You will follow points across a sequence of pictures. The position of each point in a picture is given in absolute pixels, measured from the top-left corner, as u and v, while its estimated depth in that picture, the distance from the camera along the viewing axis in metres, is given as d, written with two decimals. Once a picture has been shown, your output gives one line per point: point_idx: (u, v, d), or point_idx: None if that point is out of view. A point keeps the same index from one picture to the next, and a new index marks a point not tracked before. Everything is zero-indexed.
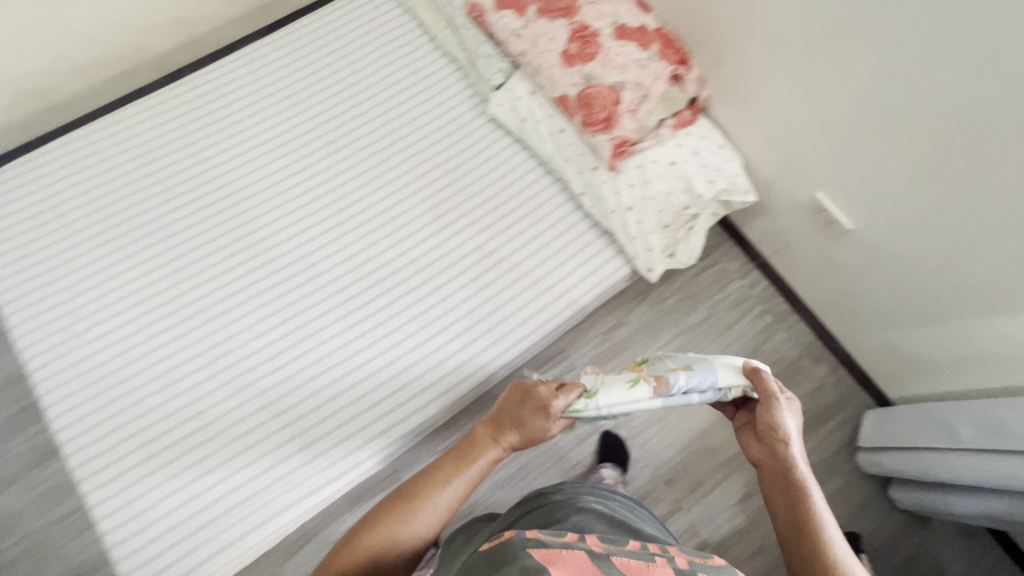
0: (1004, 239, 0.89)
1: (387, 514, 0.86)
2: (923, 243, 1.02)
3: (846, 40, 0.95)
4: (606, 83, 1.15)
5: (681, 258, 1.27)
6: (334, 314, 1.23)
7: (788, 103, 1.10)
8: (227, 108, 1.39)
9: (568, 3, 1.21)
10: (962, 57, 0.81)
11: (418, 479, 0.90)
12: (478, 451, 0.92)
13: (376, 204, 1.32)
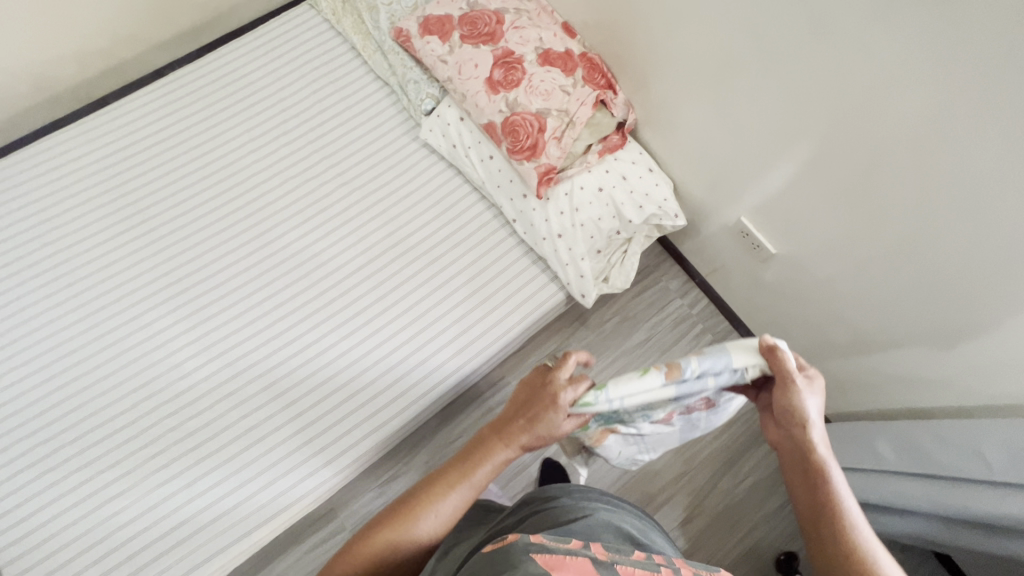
0: (918, 255, 0.90)
1: (387, 520, 0.83)
2: (895, 257, 0.94)
3: (821, 35, 0.82)
4: (531, 111, 1.14)
5: (615, 282, 1.27)
6: (263, 351, 1.20)
7: (739, 114, 1.03)
8: (154, 142, 1.37)
9: (492, 29, 1.20)
10: (865, 83, 0.81)
11: (420, 486, 0.86)
12: (480, 455, 0.86)
13: (308, 235, 1.30)
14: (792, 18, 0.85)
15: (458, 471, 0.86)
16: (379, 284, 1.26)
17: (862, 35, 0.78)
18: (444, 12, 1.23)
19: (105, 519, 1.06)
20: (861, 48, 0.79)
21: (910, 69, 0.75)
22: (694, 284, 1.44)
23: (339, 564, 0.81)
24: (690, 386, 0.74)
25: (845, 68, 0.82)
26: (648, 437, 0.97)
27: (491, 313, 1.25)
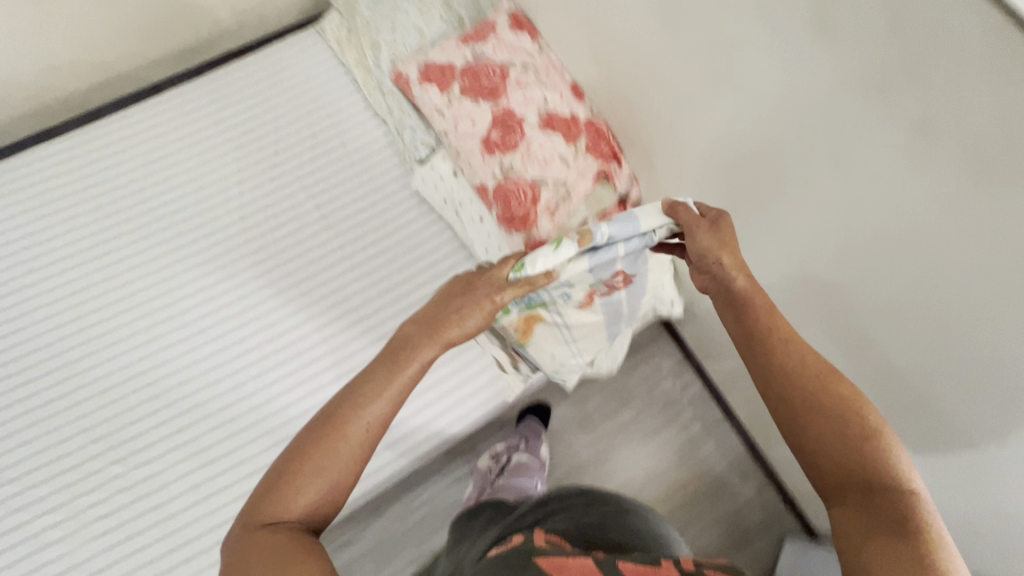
0: (921, 387, 0.76)
1: (308, 456, 0.65)
2: (871, 334, 0.79)
3: (794, 71, 0.68)
4: (525, 179, 1.06)
5: (601, 364, 1.20)
6: (222, 400, 1.14)
7: (712, 162, 0.91)
8: (140, 160, 1.31)
9: (494, 84, 1.11)
10: (877, 215, 0.68)
11: (342, 410, 0.69)
12: (416, 350, 0.74)
13: (284, 278, 1.23)
14: (794, 127, 0.72)
15: (392, 382, 0.71)
16: (351, 340, 1.19)
17: (873, 164, 0.65)
18: (446, 59, 1.15)
19: (33, 570, 1.00)
20: (874, 177, 0.66)
21: (929, 213, 0.61)
22: (687, 365, 1.35)
23: (260, 518, 0.62)
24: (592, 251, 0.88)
25: (853, 192, 0.69)
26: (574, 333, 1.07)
27: (464, 382, 1.15)
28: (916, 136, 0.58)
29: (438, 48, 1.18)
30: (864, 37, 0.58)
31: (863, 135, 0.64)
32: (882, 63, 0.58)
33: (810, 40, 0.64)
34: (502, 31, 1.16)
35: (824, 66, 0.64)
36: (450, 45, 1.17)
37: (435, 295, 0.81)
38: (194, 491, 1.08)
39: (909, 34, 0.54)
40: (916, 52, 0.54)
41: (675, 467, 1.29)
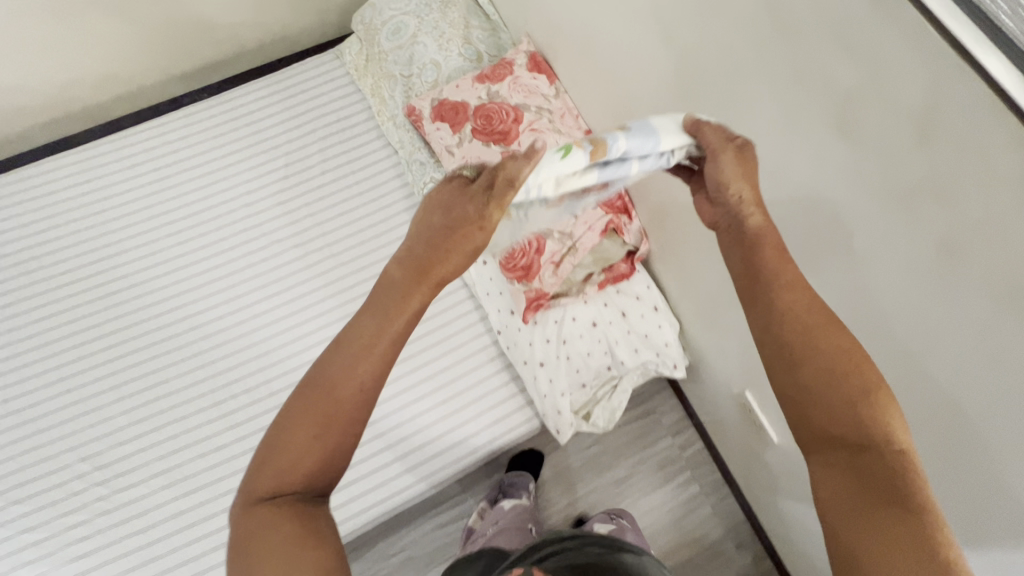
0: None
1: (298, 429, 0.59)
2: None
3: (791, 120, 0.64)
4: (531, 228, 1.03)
5: (597, 420, 1.14)
6: (210, 427, 1.13)
7: None
8: (152, 176, 1.31)
9: (507, 127, 1.08)
10: (887, 316, 0.64)
11: (328, 377, 0.61)
12: (407, 298, 0.63)
13: (283, 306, 1.22)
14: (804, 211, 0.68)
15: (377, 338, 0.62)
16: None
17: (888, 262, 0.60)
18: (461, 98, 1.13)
19: None
20: (885, 278, 0.61)
21: (944, 325, 0.57)
22: (689, 424, 1.30)
23: (260, 489, 0.59)
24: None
25: (859, 285, 0.65)
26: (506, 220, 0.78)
27: (454, 429, 1.11)
28: (937, 247, 0.54)
29: (454, 85, 1.16)
30: (886, 135, 0.54)
31: (878, 232, 0.60)
32: (903, 167, 0.54)
33: (831, 128, 0.60)
34: (519, 72, 1.14)
35: (841, 158, 0.60)
36: (466, 83, 1.15)
37: (421, 213, 0.65)
38: (173, 521, 1.06)
39: (937, 144, 0.49)
40: (942, 162, 0.50)
41: (668, 530, 1.24)
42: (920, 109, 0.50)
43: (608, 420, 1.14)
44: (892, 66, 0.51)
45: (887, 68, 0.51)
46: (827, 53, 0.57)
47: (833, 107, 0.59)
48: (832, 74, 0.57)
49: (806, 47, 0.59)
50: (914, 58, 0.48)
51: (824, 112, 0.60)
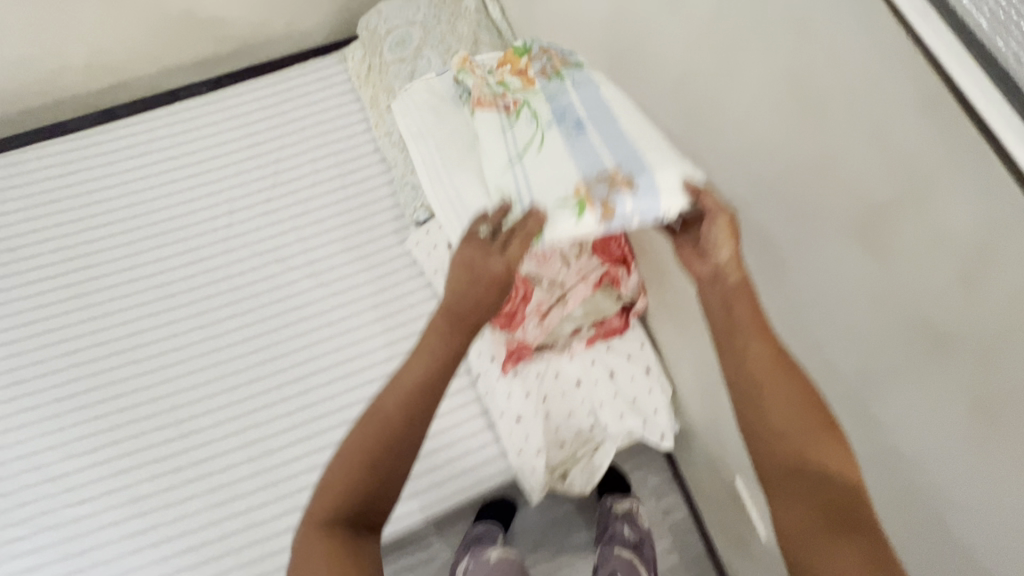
0: None
1: (364, 459, 0.58)
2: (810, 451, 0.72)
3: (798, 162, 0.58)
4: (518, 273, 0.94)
5: (574, 481, 1.04)
6: (156, 450, 1.02)
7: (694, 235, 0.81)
8: (136, 173, 1.26)
9: None
10: (856, 415, 0.62)
11: (387, 409, 0.59)
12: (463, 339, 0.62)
13: (253, 321, 1.13)
14: (792, 292, 0.65)
15: (434, 375, 0.61)
16: (309, 404, 1.07)
17: (871, 365, 0.58)
18: None
19: None
20: (866, 380, 0.59)
21: (918, 440, 0.55)
22: (674, 486, 1.21)
23: (317, 514, 0.57)
24: (575, 141, 0.68)
25: (834, 377, 0.63)
26: (465, 196, 0.74)
27: (421, 477, 1.02)
28: (930, 367, 0.51)
29: None
30: (903, 244, 0.50)
31: (871, 335, 0.57)
32: (913, 280, 0.50)
33: (840, 220, 0.56)
34: None
35: (846, 252, 0.56)
36: None
37: (461, 250, 0.62)
38: (103, 551, 0.95)
39: (959, 270, 0.46)
40: (961, 290, 0.46)
41: None
42: (954, 232, 0.46)
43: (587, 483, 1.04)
44: (927, 178, 0.46)
45: (923, 180, 0.47)
46: (853, 146, 0.52)
47: (847, 201, 0.54)
48: (853, 168, 0.53)
49: (830, 133, 0.54)
50: (961, 178, 0.44)
51: (835, 203, 0.56)
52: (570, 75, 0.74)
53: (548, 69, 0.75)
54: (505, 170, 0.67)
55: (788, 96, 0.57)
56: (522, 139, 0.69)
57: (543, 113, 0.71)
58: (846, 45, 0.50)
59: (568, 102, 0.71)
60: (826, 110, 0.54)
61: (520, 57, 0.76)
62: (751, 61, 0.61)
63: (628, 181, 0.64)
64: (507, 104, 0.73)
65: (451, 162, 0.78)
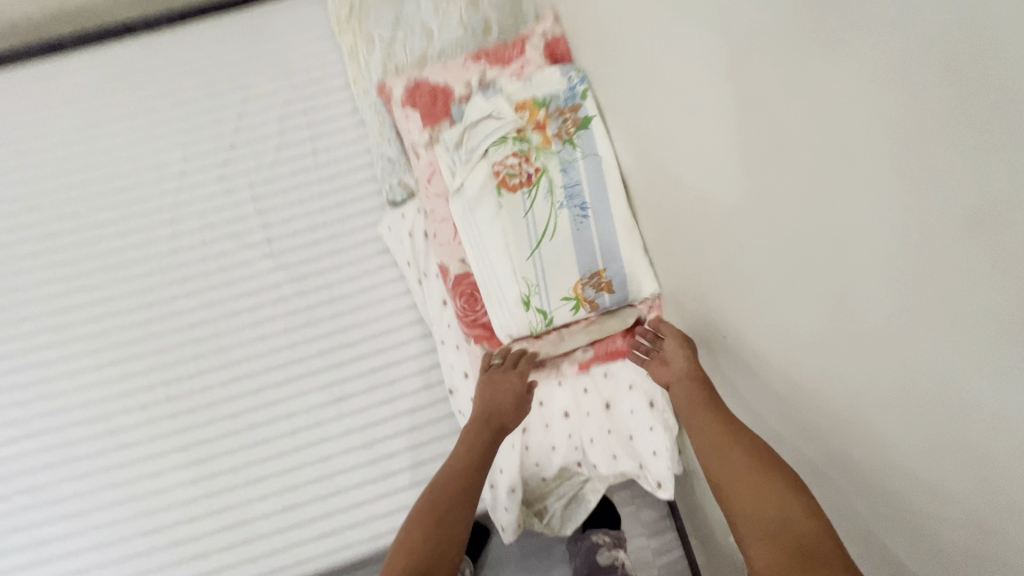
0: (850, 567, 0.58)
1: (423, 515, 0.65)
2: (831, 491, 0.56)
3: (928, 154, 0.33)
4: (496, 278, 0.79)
5: (553, 519, 0.92)
6: (86, 442, 0.92)
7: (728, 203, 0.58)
8: (68, 117, 1.07)
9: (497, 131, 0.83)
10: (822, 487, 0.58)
11: (438, 479, 0.71)
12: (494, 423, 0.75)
13: (199, 305, 0.99)
14: (777, 355, 0.59)
15: (471, 448, 0.74)
16: (260, 407, 0.95)
17: (838, 459, 0.53)
18: (443, 83, 0.88)
19: None
20: (833, 468, 0.54)
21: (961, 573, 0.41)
22: (670, 522, 1.06)
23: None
24: (580, 228, 0.80)
25: (806, 447, 0.59)
26: (489, 252, 0.80)
27: (381, 499, 0.93)
28: (892, 497, 0.47)
29: (440, 63, 0.90)
30: (887, 372, 0.43)
31: (843, 439, 0.51)
32: (887, 412, 0.44)
33: (831, 312, 0.48)
34: (531, 60, 0.89)
35: (832, 347, 0.49)
36: (456, 62, 0.89)
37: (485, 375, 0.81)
38: (27, 554, 0.87)
39: (935, 435, 0.40)
40: (930, 453, 0.41)
41: None
42: (939, 396, 0.38)
43: (564, 521, 0.92)
44: (925, 324, 0.38)
45: (921, 324, 0.38)
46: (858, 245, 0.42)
47: (842, 296, 0.46)
48: (855, 269, 0.43)
49: (837, 218, 0.43)
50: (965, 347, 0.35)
51: (831, 294, 0.47)
52: (580, 144, 0.82)
53: (562, 132, 0.82)
54: (525, 261, 0.79)
55: (801, 154, 0.45)
56: (541, 223, 0.79)
57: (557, 188, 0.80)
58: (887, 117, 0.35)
59: (577, 179, 0.81)
60: (838, 187, 0.42)
61: (538, 110, 0.83)
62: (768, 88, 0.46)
63: (610, 282, 0.80)
64: (529, 175, 0.80)
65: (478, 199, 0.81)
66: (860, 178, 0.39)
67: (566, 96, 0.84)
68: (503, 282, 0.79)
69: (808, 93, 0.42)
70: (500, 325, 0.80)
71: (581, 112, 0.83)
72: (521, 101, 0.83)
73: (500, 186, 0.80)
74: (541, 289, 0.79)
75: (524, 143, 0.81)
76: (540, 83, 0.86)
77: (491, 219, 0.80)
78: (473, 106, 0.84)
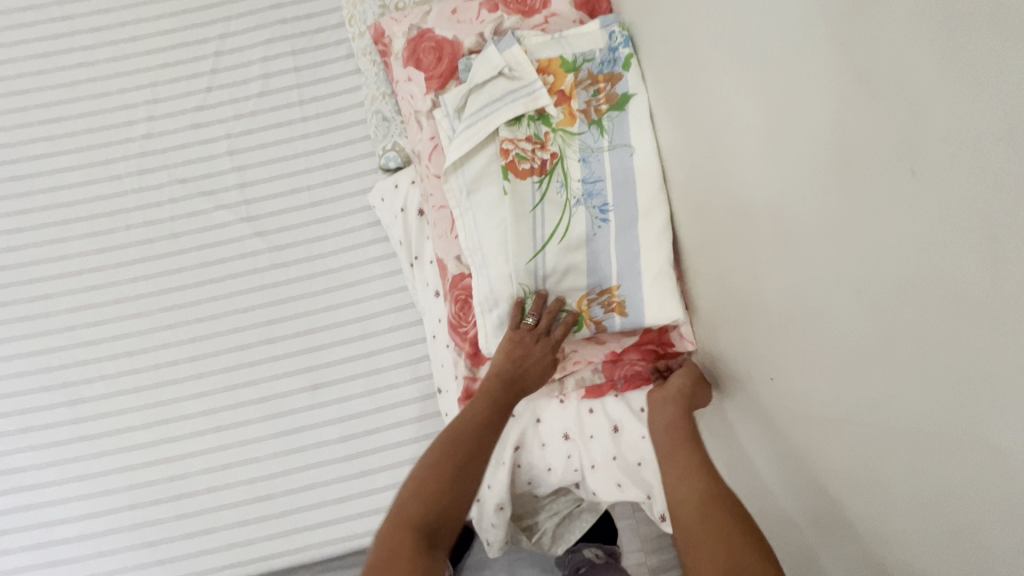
0: (816, 531, 0.53)
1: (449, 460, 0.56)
2: (803, 449, 0.51)
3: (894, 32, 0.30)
4: (484, 284, 0.66)
5: (544, 537, 0.83)
6: (41, 417, 0.84)
7: (720, 135, 0.53)
8: (31, 47, 0.95)
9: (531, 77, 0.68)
10: (785, 514, 0.59)
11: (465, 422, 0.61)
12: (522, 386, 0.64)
13: (168, 269, 0.89)
14: (764, 388, 0.56)
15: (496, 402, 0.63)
16: (228, 388, 0.86)
17: (812, 500, 0.52)
18: (451, 35, 0.72)
19: None
20: (802, 502, 0.54)
21: (921, 492, 0.37)
22: (673, 543, 0.96)
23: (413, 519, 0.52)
24: (597, 233, 0.66)
25: (781, 483, 0.58)
26: (486, 253, 0.66)
27: (355, 499, 0.84)
28: (853, 543, 0.47)
29: (449, 7, 0.74)
30: (874, 439, 0.41)
31: (822, 486, 0.50)
32: (869, 478, 0.42)
33: (827, 366, 0.45)
34: (558, 12, 0.73)
35: (820, 400, 0.47)
36: (468, 9, 0.73)
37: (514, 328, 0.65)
38: None
39: (912, 516, 0.38)
40: (904, 529, 0.40)
41: None
42: (927, 485, 0.36)
43: (555, 540, 0.83)
44: (932, 414, 0.34)
45: (925, 412, 0.35)
46: (869, 306, 0.38)
47: (837, 348, 0.43)
48: (861, 332, 0.39)
49: (855, 274, 0.38)
50: (970, 452, 0.32)
51: (831, 350, 0.44)
52: (611, 127, 0.67)
53: (592, 109, 0.68)
54: (525, 265, 0.65)
55: (837, 194, 0.38)
56: (550, 220, 0.65)
57: (574, 181, 0.67)
58: (962, 180, 0.29)
59: (600, 173, 0.66)
60: (866, 243, 0.37)
61: (567, 75, 0.68)
62: (823, 108, 0.38)
63: (622, 303, 0.66)
64: (543, 162, 0.66)
65: (479, 183, 0.67)
66: (895, 243, 0.34)
67: (603, 61, 0.69)
68: (499, 287, 0.65)
69: (866, 126, 0.34)
70: (491, 338, 0.67)
71: (619, 86, 0.68)
72: (547, 62, 0.68)
73: (506, 169, 0.65)
74: (541, 301, 0.65)
75: (539, 122, 0.67)
76: (574, 41, 0.69)
77: (492, 210, 0.66)
78: (486, 63, 0.68)
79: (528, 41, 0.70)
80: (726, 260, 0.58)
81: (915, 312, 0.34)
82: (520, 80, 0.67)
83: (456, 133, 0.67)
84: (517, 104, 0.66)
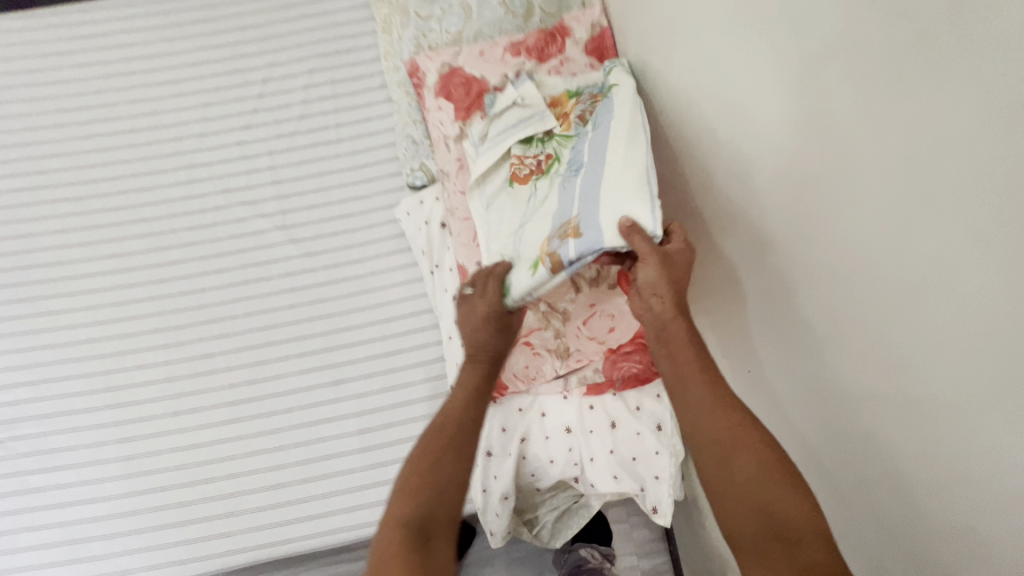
0: (878, 507, 0.53)
1: (422, 460, 0.59)
2: (858, 423, 0.52)
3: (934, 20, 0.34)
4: None
5: (543, 531, 0.88)
6: (76, 403, 0.90)
7: (754, 127, 0.56)
8: (98, 70, 1.06)
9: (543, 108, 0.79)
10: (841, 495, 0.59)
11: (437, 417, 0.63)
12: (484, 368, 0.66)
13: (206, 270, 0.97)
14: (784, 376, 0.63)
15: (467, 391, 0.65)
16: (253, 381, 0.92)
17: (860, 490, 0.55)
18: (479, 74, 0.83)
19: None
20: (858, 485, 0.55)
21: (991, 453, 0.38)
22: (664, 547, 1.01)
23: (393, 520, 0.56)
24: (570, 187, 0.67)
25: (830, 465, 0.59)
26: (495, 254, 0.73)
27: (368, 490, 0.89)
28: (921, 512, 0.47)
29: (477, 50, 0.85)
30: (936, 403, 0.42)
31: (840, 465, 0.56)
32: (885, 457, 0.49)
33: (878, 340, 0.46)
34: (571, 58, 0.84)
35: (839, 388, 0.53)
36: (494, 52, 0.84)
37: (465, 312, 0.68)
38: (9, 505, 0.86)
39: (981, 477, 0.40)
40: (975, 492, 0.40)
41: None
42: (997, 443, 0.37)
43: (554, 534, 0.89)
44: (996, 371, 0.36)
45: (936, 403, 0.41)
46: (923, 274, 0.40)
47: (888, 320, 0.45)
48: (878, 333, 0.46)
49: (872, 283, 0.45)
50: None
51: (883, 332, 0.45)
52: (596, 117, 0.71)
53: (584, 114, 0.74)
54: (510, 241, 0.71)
55: (880, 172, 0.41)
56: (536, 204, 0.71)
57: (562, 165, 0.71)
58: (965, 213, 0.35)
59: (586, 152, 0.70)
60: (913, 214, 0.39)
61: (569, 102, 0.77)
62: (842, 139, 0.44)
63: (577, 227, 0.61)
64: (539, 164, 0.74)
65: (498, 198, 0.76)
66: (937, 250, 0.38)
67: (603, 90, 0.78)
68: None
69: (909, 107, 0.37)
70: None
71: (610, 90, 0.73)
72: (557, 97, 0.79)
73: (511, 178, 0.75)
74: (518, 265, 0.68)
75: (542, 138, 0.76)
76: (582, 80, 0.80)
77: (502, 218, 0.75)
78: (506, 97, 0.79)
79: (544, 81, 0.80)
80: (763, 245, 0.60)
81: (962, 315, 0.38)
82: (531, 107, 0.77)
83: (478, 155, 0.77)
84: (529, 128, 0.75)
